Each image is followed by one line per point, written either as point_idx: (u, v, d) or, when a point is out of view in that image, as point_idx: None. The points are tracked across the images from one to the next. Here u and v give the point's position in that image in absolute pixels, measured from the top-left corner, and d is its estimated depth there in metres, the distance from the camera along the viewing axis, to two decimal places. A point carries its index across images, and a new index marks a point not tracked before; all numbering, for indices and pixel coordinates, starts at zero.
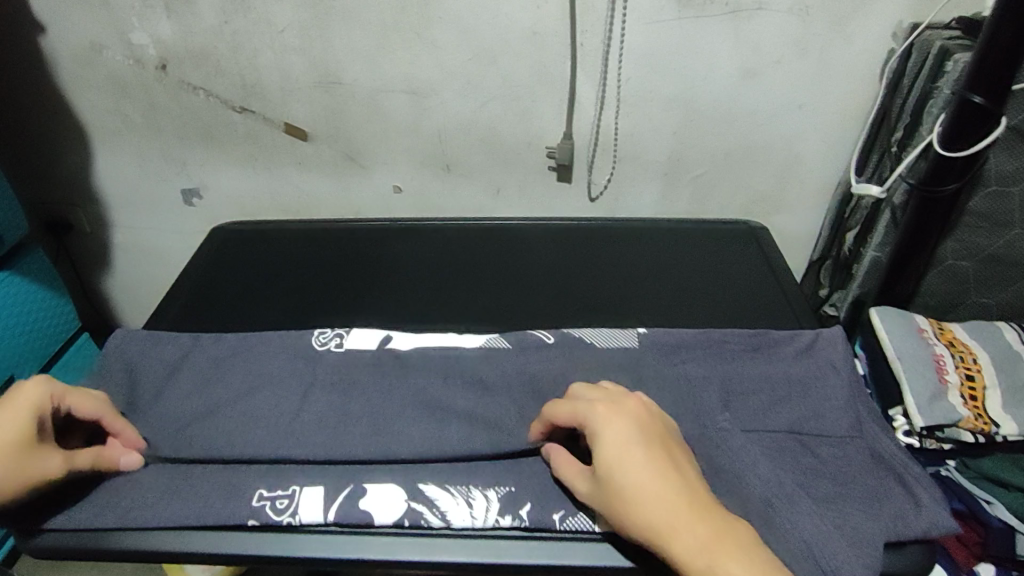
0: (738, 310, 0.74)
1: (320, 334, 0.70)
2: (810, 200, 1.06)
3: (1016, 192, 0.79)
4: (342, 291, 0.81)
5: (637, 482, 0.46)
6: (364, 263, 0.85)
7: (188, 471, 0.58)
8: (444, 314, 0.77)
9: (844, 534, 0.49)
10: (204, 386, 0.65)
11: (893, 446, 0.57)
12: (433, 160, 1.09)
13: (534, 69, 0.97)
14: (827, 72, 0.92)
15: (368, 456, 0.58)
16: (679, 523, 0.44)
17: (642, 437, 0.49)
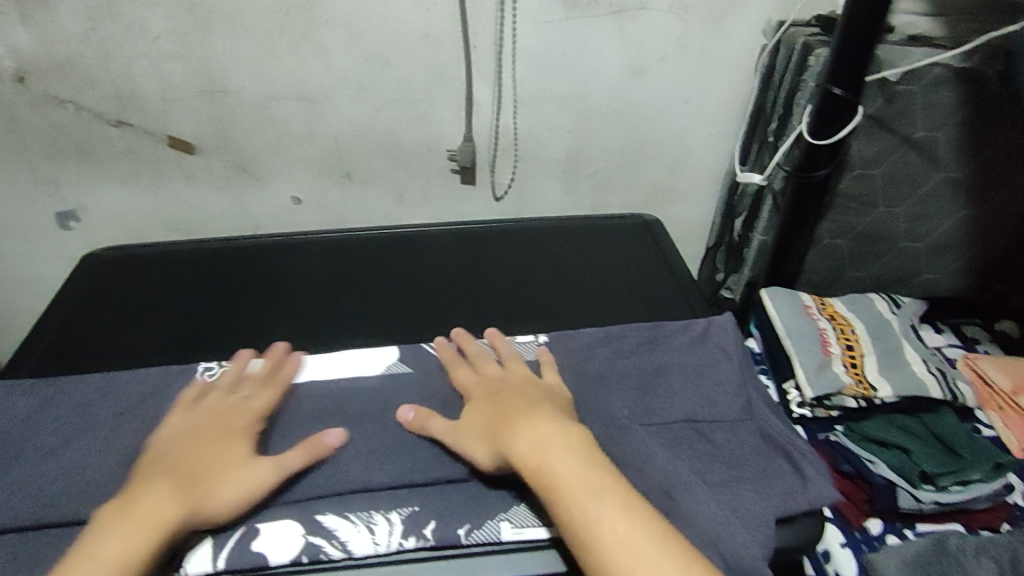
0: (636, 303, 0.77)
1: (206, 369, 0.66)
2: (701, 191, 1.11)
3: (878, 173, 0.86)
4: (230, 320, 0.76)
5: (515, 406, 0.56)
6: (254, 286, 0.81)
7: (46, 535, 0.54)
8: (342, 334, 0.75)
9: (738, 516, 0.53)
10: (62, 439, 0.60)
11: (781, 424, 0.61)
12: (331, 168, 1.06)
13: (428, 72, 0.96)
14: (706, 67, 0.97)
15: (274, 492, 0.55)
16: (533, 434, 0.52)
17: (516, 389, 0.59)
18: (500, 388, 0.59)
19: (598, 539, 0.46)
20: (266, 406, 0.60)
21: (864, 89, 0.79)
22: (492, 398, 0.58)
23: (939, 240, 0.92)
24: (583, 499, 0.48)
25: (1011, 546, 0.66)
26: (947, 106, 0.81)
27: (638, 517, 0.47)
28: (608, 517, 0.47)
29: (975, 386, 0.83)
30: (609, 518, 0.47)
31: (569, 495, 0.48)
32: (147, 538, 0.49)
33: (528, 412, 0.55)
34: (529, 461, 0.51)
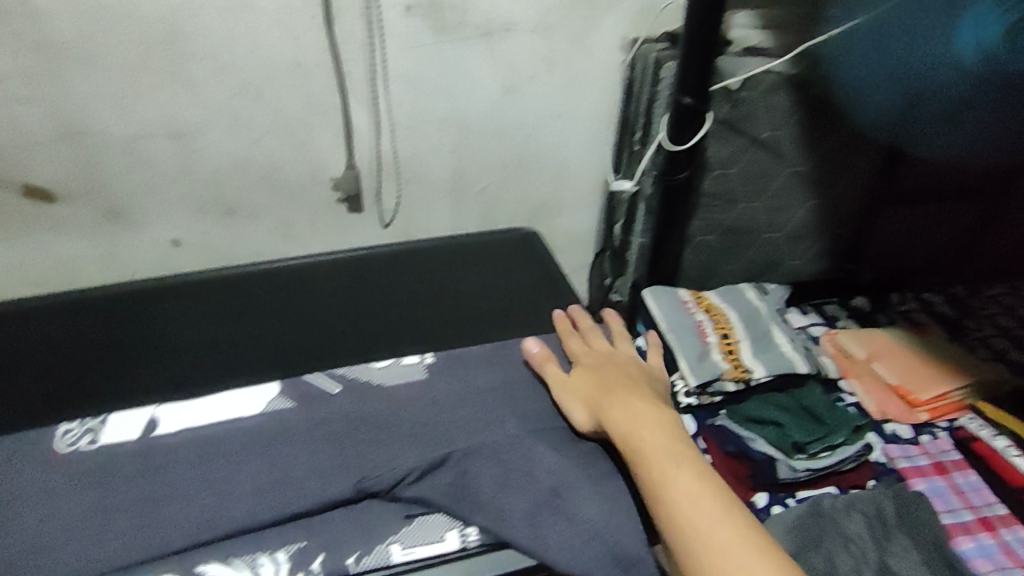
0: (522, 320, 0.79)
1: (66, 435, 0.62)
2: (584, 201, 1.16)
3: (734, 172, 0.93)
4: (89, 373, 0.70)
5: (617, 381, 0.62)
6: (117, 335, 0.75)
7: None
8: (217, 377, 0.72)
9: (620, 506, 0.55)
10: None
11: None
12: (209, 205, 1.01)
13: (303, 101, 0.95)
14: (575, 83, 1.02)
15: (152, 548, 0.52)
16: (629, 408, 0.58)
17: (618, 367, 0.65)
18: (602, 364, 0.66)
19: (673, 497, 0.51)
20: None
21: (712, 97, 0.85)
22: (596, 372, 0.64)
23: (796, 229, 1.00)
24: (661, 463, 0.53)
25: (875, 497, 0.73)
26: (784, 108, 0.89)
27: (704, 486, 0.51)
28: (683, 482, 0.51)
29: (835, 359, 0.92)
30: (681, 480, 0.51)
31: (654, 457, 0.53)
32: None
33: (628, 389, 0.61)
34: (626, 426, 0.57)
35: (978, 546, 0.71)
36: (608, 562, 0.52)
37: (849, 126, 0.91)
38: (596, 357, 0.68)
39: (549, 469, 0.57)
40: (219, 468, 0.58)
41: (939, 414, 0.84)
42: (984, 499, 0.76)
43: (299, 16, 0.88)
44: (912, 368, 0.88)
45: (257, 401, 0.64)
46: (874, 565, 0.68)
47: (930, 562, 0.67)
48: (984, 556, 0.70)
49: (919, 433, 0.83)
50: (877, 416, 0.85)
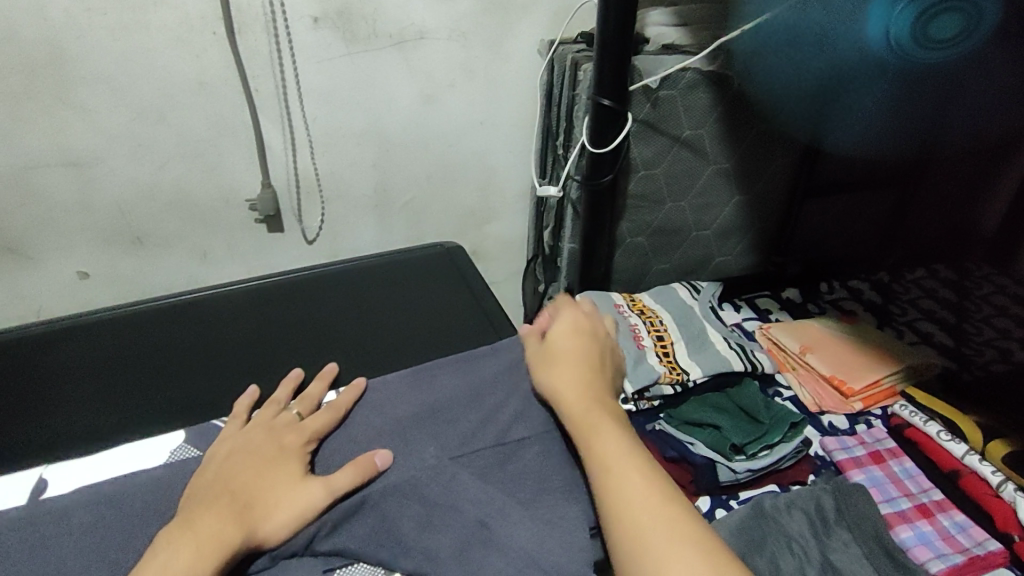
0: (446, 338, 0.76)
1: None
2: (514, 208, 1.13)
3: (659, 172, 0.92)
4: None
5: (579, 369, 0.61)
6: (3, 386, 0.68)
7: None
8: (104, 429, 0.65)
9: (554, 528, 0.53)
10: None
11: None
12: (115, 236, 0.94)
13: (210, 121, 0.89)
14: (495, 89, 1.00)
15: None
16: (587, 401, 0.58)
17: (599, 372, 0.61)
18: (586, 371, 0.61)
19: (618, 493, 0.50)
20: (322, 425, 0.59)
21: (630, 98, 0.84)
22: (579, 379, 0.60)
23: (724, 225, 1.01)
24: (621, 479, 0.51)
25: (815, 494, 0.72)
26: (704, 105, 0.88)
27: (670, 525, 0.47)
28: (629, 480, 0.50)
29: (771, 353, 0.92)
30: (636, 497, 0.49)
31: (620, 483, 0.50)
32: (188, 554, 0.44)
33: (603, 411, 0.57)
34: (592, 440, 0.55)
35: (918, 534, 0.70)
36: None
37: (766, 121, 0.92)
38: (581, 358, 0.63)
39: (473, 498, 0.54)
40: (110, 536, 0.50)
41: (872, 402, 0.85)
42: (920, 485, 0.76)
43: (198, 32, 0.82)
44: (845, 358, 0.88)
45: (160, 451, 0.59)
46: (817, 563, 0.67)
47: (869, 554, 0.67)
48: (923, 543, 0.69)
49: (855, 423, 0.84)
50: (813, 409, 0.85)
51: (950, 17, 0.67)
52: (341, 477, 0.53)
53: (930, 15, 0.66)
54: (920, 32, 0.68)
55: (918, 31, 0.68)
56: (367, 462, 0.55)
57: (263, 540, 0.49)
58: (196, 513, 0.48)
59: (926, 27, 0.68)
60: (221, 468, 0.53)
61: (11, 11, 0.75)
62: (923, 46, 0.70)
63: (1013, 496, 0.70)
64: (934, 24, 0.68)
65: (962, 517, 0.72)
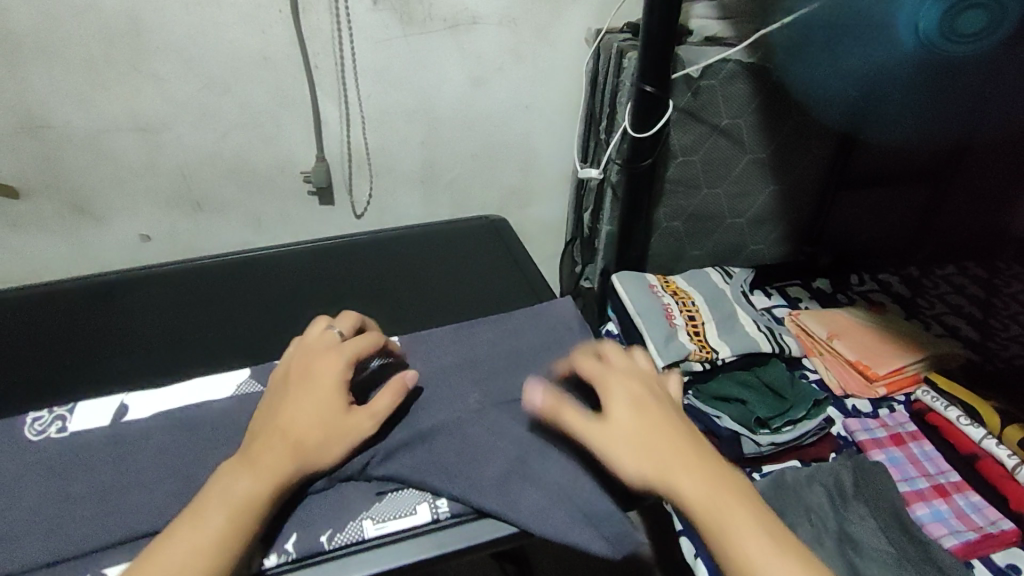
0: (485, 298, 0.77)
1: (33, 421, 0.59)
2: (553, 190, 1.17)
3: (697, 159, 0.96)
4: (47, 364, 0.69)
5: (648, 417, 0.51)
6: (71, 329, 0.73)
7: None
8: (164, 367, 0.69)
9: (584, 469, 0.56)
10: None
11: None
12: (179, 200, 1.01)
13: (271, 95, 0.95)
14: (540, 73, 1.03)
15: (110, 534, 0.50)
16: (655, 445, 0.49)
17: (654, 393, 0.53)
18: (643, 388, 0.54)
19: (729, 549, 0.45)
20: (362, 347, 0.60)
21: (674, 86, 0.87)
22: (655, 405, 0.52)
23: (758, 214, 1.04)
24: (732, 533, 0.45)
25: (835, 470, 0.76)
26: (743, 96, 0.91)
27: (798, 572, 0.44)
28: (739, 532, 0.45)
29: (799, 338, 0.95)
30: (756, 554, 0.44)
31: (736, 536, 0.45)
32: (248, 480, 0.49)
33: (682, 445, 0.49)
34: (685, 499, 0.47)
35: (933, 512, 0.74)
36: (580, 523, 0.53)
37: (804, 114, 0.95)
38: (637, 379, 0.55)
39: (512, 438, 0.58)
40: (195, 453, 0.56)
41: (896, 388, 0.88)
42: (937, 466, 0.79)
43: (266, 9, 0.87)
44: (872, 346, 0.91)
45: (225, 386, 0.63)
46: (833, 532, 0.71)
47: (884, 527, 0.71)
48: (937, 520, 0.72)
49: (878, 407, 0.87)
50: (837, 391, 0.88)
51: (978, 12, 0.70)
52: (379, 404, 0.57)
53: (956, 11, 0.70)
54: (948, 26, 0.71)
55: (945, 25, 0.71)
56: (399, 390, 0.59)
57: (318, 466, 0.53)
58: (251, 445, 0.52)
59: (954, 20, 0.70)
60: (275, 400, 0.56)
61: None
62: (951, 38, 0.72)
63: None
64: (961, 18, 0.70)
65: (977, 498, 0.75)
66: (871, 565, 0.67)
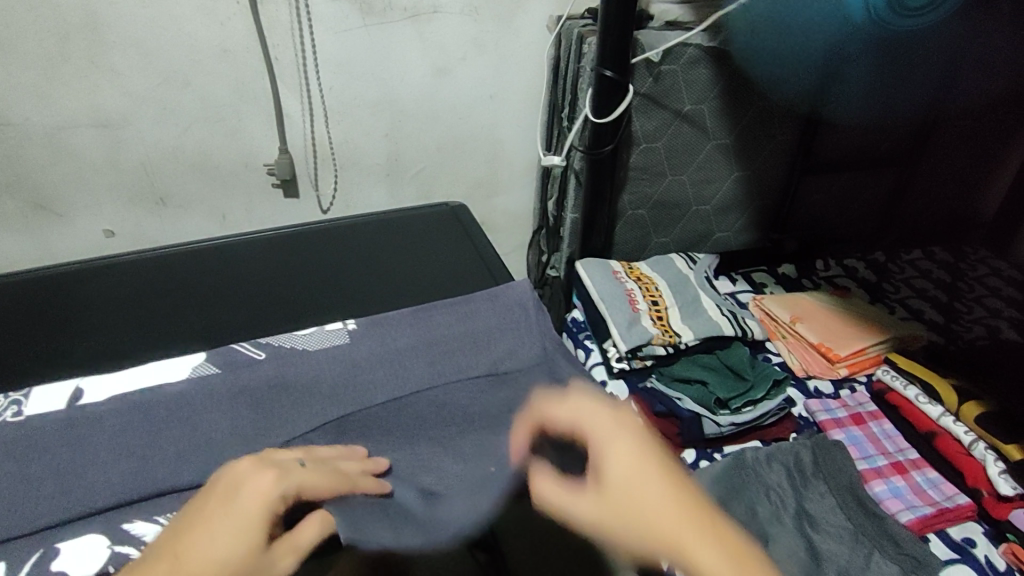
0: (440, 279, 0.77)
1: None
2: (520, 179, 1.16)
3: (660, 145, 0.96)
4: None
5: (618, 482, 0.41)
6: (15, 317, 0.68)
7: None
8: (108, 354, 0.65)
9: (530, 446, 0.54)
10: None
11: (569, 367, 0.63)
12: (141, 195, 0.96)
13: (231, 87, 0.91)
14: (505, 64, 1.02)
15: (49, 517, 0.47)
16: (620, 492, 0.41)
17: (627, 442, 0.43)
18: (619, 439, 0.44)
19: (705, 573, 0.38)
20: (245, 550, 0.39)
21: (635, 71, 0.87)
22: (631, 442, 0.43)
23: (723, 201, 1.04)
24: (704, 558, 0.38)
25: (795, 448, 0.78)
26: (705, 80, 0.91)
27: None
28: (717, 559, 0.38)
29: (762, 322, 0.96)
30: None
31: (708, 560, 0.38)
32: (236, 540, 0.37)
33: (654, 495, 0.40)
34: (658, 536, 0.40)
35: (890, 488, 0.76)
36: None
37: (765, 98, 0.95)
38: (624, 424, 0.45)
39: (463, 408, 0.59)
40: (141, 435, 0.52)
41: (855, 369, 0.90)
42: (897, 445, 0.82)
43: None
44: (833, 328, 0.92)
45: (179, 368, 0.57)
46: (793, 510, 0.73)
47: (843, 505, 0.73)
48: (895, 496, 0.75)
49: (838, 388, 0.89)
50: (799, 373, 0.91)
51: None
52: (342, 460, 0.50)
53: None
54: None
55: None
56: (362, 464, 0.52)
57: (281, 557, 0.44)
58: (208, 525, 0.38)
59: None
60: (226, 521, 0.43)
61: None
62: (901, 14, 0.73)
63: (982, 454, 0.75)
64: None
65: (933, 474, 0.78)
66: (829, 540, 0.70)
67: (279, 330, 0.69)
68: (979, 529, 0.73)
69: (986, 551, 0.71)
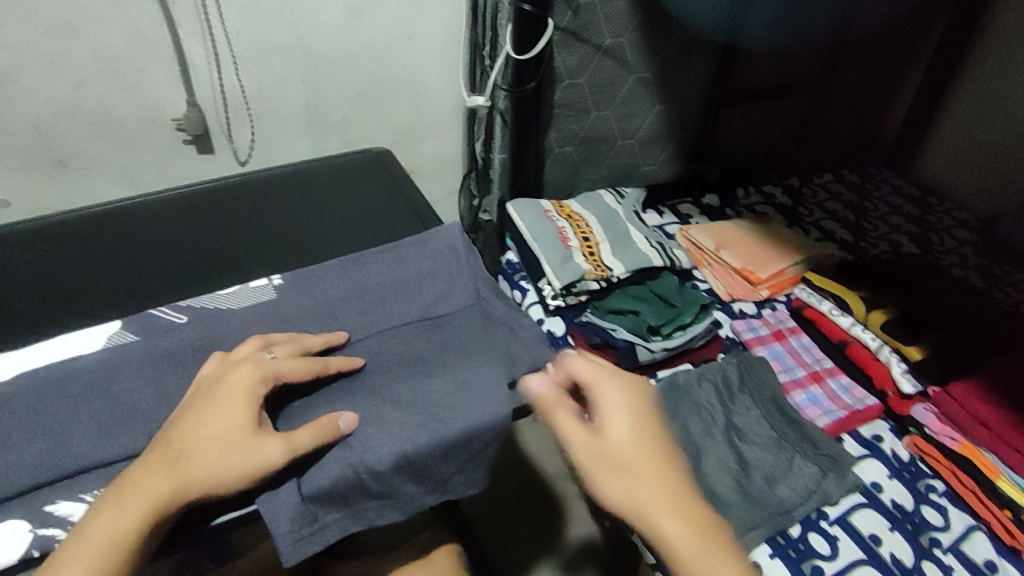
0: (369, 228, 0.75)
1: None
2: (447, 122, 1.12)
3: (583, 81, 0.95)
4: None
5: (640, 457, 0.50)
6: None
7: None
8: (7, 331, 0.61)
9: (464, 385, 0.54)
10: None
11: (504, 304, 0.63)
12: (34, 160, 0.86)
13: (124, 35, 0.82)
14: (422, 2, 0.96)
15: None
16: (637, 449, 0.51)
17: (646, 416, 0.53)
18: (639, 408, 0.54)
19: (677, 547, 0.47)
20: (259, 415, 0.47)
21: (553, 3, 0.85)
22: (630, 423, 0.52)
23: (647, 134, 1.06)
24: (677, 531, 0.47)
25: (722, 366, 0.83)
26: (623, 12, 0.90)
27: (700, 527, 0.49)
28: (672, 530, 0.47)
29: (688, 252, 1.00)
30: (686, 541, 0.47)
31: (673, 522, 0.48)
32: (136, 519, 0.42)
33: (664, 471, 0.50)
34: (643, 500, 0.48)
35: (809, 396, 0.83)
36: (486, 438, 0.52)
37: (683, 29, 0.95)
38: (637, 389, 0.55)
39: (400, 354, 0.57)
40: (58, 411, 0.49)
41: (776, 289, 0.95)
42: (813, 355, 0.89)
43: None
44: (753, 252, 0.97)
45: (92, 339, 0.55)
46: (722, 425, 0.78)
47: (766, 414, 0.80)
48: (814, 403, 0.82)
49: (762, 307, 0.95)
50: (725, 297, 0.95)
51: None
52: (277, 364, 0.49)
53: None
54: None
55: None
56: (318, 363, 0.52)
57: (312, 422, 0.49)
58: (198, 415, 0.46)
59: None
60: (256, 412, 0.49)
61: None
62: None
63: (886, 357, 0.84)
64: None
65: (846, 380, 0.86)
66: (754, 449, 0.76)
67: (201, 291, 0.66)
68: (885, 426, 0.81)
69: (892, 444, 0.79)
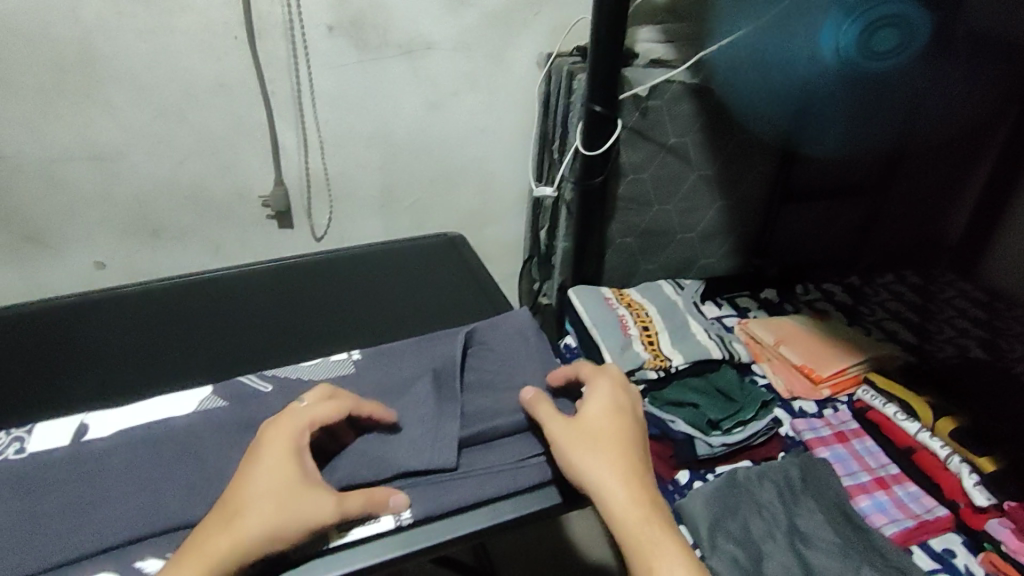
0: (442, 310, 0.79)
1: None
2: (511, 210, 1.17)
3: (646, 176, 1.00)
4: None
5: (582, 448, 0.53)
6: (11, 353, 0.68)
7: None
8: (104, 387, 0.65)
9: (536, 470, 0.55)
10: None
11: None
12: (135, 227, 0.94)
13: (229, 120, 0.91)
14: (495, 99, 1.04)
15: (66, 553, 0.46)
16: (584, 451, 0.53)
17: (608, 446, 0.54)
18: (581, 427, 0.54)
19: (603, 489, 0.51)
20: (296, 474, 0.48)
21: (621, 106, 0.91)
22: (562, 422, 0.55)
23: (707, 229, 1.09)
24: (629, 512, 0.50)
25: (784, 466, 0.83)
26: (687, 115, 0.96)
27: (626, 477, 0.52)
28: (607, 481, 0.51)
29: (748, 346, 1.01)
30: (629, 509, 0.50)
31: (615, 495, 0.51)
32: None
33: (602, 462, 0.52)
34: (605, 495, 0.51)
35: (875, 502, 0.80)
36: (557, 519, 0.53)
37: (744, 133, 1.00)
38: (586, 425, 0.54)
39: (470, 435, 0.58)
40: (153, 468, 0.52)
41: (838, 389, 0.94)
42: (879, 461, 0.87)
43: (221, 37, 0.84)
44: (814, 349, 0.97)
45: (186, 401, 0.59)
46: (784, 526, 0.76)
47: (831, 520, 0.77)
48: (880, 510, 0.79)
49: (823, 407, 0.94)
50: (785, 395, 0.94)
51: (889, 32, 0.81)
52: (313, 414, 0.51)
53: (872, 29, 0.79)
54: (865, 43, 0.81)
55: (864, 43, 0.81)
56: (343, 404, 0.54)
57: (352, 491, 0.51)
58: (245, 479, 0.48)
59: (870, 39, 0.80)
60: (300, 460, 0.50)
61: (51, 11, 0.76)
62: (870, 55, 0.82)
63: (958, 467, 0.80)
64: (875, 35, 0.80)
65: (914, 488, 0.83)
66: (819, 553, 0.73)
67: (282, 361, 0.70)
68: (958, 539, 0.77)
69: (966, 561, 0.75)
